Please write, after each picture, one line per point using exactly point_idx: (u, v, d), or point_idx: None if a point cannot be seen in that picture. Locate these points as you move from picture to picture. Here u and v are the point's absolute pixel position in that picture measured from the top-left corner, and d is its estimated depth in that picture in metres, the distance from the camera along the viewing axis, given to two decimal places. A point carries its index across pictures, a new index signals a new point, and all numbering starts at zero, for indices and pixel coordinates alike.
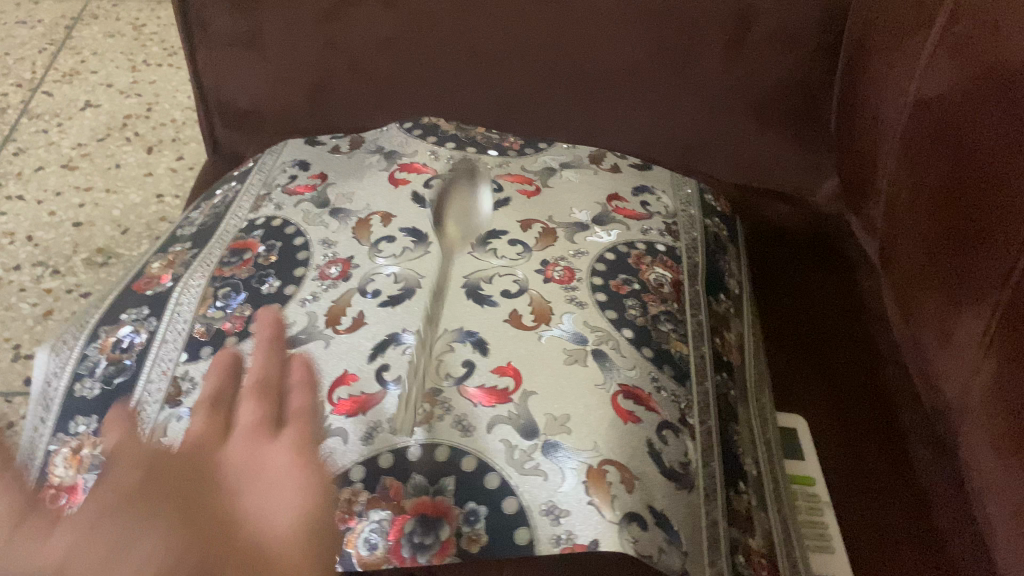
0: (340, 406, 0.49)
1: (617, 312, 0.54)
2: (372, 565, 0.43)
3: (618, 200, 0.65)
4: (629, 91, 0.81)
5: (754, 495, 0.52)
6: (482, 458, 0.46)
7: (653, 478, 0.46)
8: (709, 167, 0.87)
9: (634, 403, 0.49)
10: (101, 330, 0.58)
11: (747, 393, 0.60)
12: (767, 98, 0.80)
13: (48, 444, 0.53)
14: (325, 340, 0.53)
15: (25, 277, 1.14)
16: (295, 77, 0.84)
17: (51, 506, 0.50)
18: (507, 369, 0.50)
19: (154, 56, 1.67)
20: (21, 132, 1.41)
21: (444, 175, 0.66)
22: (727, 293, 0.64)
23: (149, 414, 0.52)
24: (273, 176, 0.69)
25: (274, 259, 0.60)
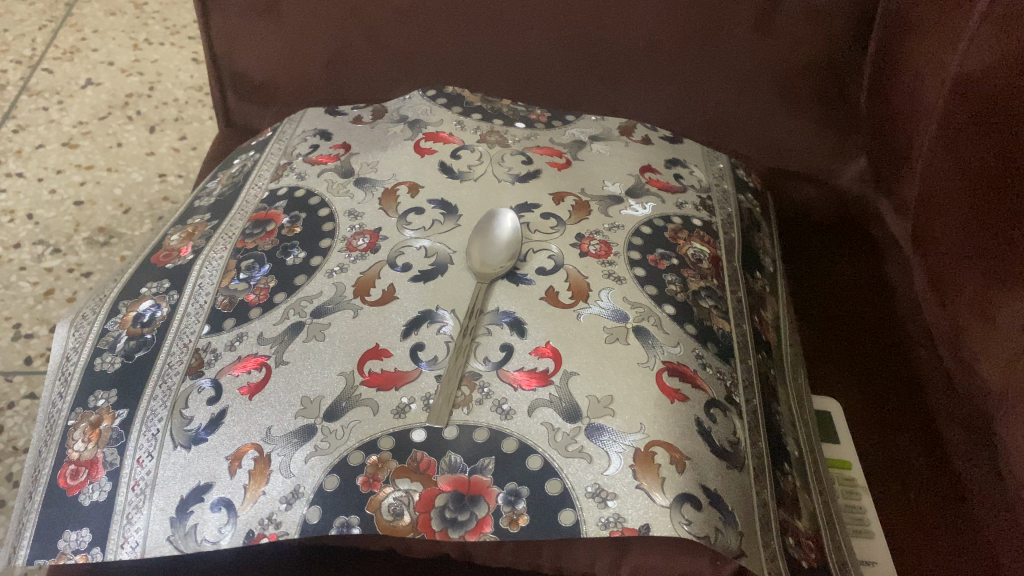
0: (372, 378, 0.48)
1: (657, 287, 0.52)
2: (396, 532, 0.42)
3: (651, 171, 0.63)
4: (652, 65, 0.78)
5: (798, 477, 0.51)
6: (524, 440, 0.44)
7: (704, 457, 0.44)
8: (737, 147, 0.83)
9: (680, 381, 0.47)
10: (121, 304, 0.55)
11: (786, 373, 0.58)
12: (798, 78, 0.76)
13: (66, 419, 0.51)
14: (353, 310, 0.52)
15: (25, 255, 1.11)
16: (311, 48, 0.82)
17: (71, 481, 0.48)
18: (545, 351, 0.48)
19: (156, 35, 1.62)
20: (21, 109, 1.38)
21: (472, 146, 0.64)
22: (762, 271, 0.62)
23: (171, 387, 0.50)
24: (293, 145, 0.67)
25: (298, 230, 0.58)
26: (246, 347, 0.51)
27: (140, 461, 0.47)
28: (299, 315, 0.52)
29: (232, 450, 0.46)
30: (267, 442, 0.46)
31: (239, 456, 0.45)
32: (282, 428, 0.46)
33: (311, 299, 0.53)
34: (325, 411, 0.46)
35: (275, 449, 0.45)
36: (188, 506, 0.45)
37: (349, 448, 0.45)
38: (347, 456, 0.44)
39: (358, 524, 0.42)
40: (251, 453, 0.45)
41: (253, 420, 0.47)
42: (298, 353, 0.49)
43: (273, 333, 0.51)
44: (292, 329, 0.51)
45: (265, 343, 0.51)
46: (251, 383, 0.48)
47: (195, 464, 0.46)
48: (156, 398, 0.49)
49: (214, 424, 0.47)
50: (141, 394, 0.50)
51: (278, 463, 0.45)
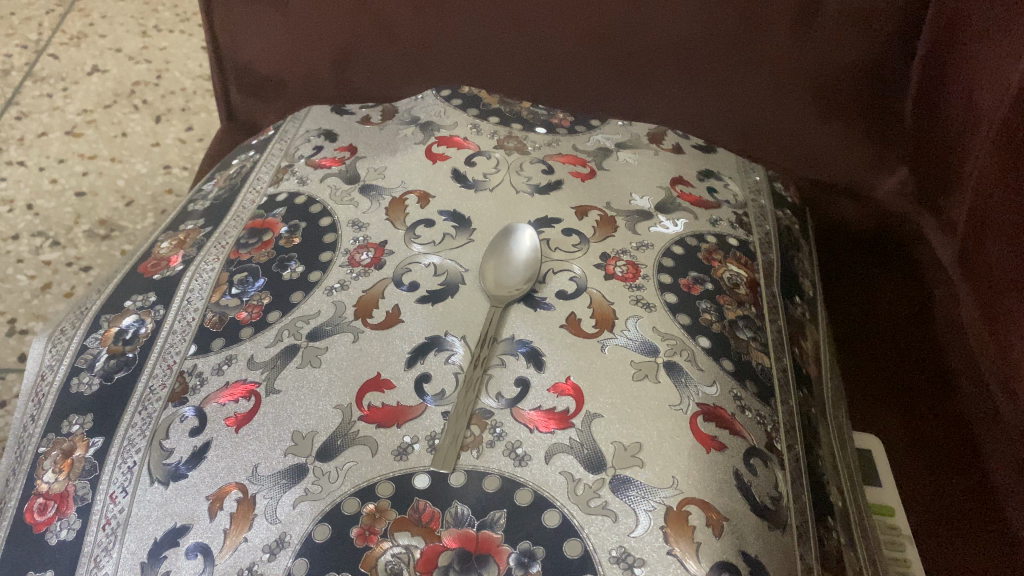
0: (371, 413, 0.43)
1: (690, 316, 0.47)
2: None
3: (682, 183, 0.58)
4: (681, 67, 0.72)
5: (843, 532, 0.46)
6: (540, 492, 0.39)
7: (744, 517, 0.39)
8: (771, 159, 0.77)
9: (717, 427, 0.42)
10: (102, 319, 0.51)
11: (826, 411, 0.53)
12: (836, 84, 0.70)
13: (38, 445, 0.46)
14: (354, 333, 0.47)
15: (23, 248, 1.06)
16: (318, 41, 0.77)
17: (38, 517, 0.43)
18: (565, 388, 0.43)
19: (165, 21, 1.57)
20: (24, 95, 1.33)
21: (488, 152, 0.59)
22: (802, 296, 0.57)
23: (151, 415, 0.45)
24: (295, 146, 0.62)
25: (298, 241, 0.53)
26: (235, 371, 0.46)
27: (113, 497, 0.42)
28: (294, 337, 0.47)
29: (213, 490, 0.41)
30: (253, 482, 0.41)
31: (221, 497, 0.40)
32: (269, 466, 0.41)
33: (307, 319, 0.48)
34: (318, 448, 0.41)
35: (261, 490, 0.40)
36: (161, 551, 0.39)
37: (344, 495, 0.40)
38: (341, 503, 0.39)
39: None
40: (234, 493, 0.40)
41: (238, 456, 0.42)
42: (291, 381, 0.45)
43: (265, 356, 0.46)
44: (286, 353, 0.46)
45: (255, 368, 0.46)
46: (238, 414, 0.44)
47: (172, 504, 0.41)
48: (135, 426, 0.45)
49: (196, 459, 0.42)
50: (118, 422, 0.45)
51: (263, 506, 0.40)
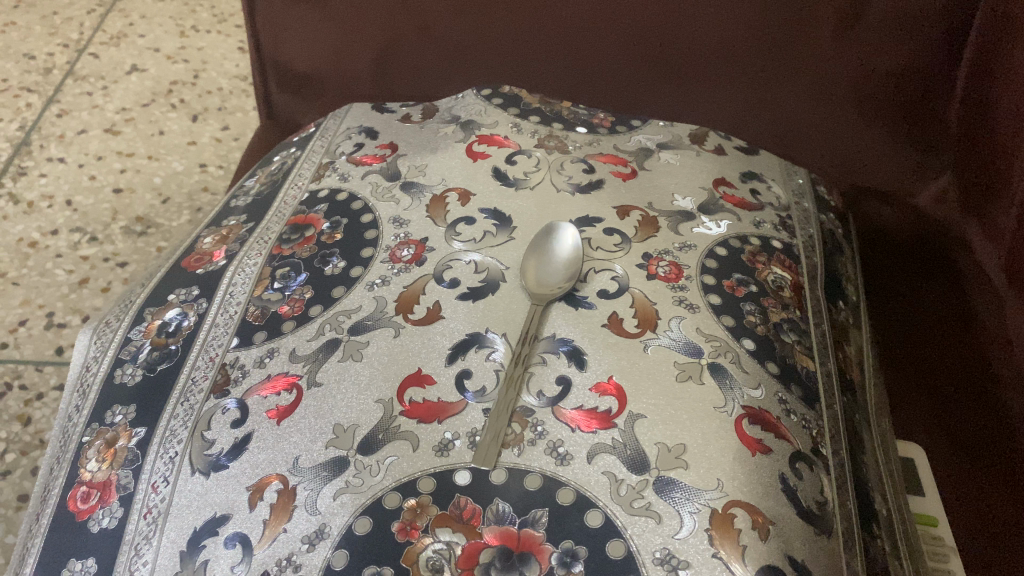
0: (413, 409, 0.43)
1: (734, 318, 0.47)
2: None
3: (725, 185, 0.57)
4: (721, 69, 0.71)
5: (888, 541, 0.45)
6: (582, 491, 0.39)
7: (791, 522, 0.39)
8: (813, 162, 0.75)
9: (762, 430, 0.42)
10: (146, 312, 0.51)
11: (870, 418, 0.52)
12: (878, 86, 0.69)
13: (81, 435, 0.47)
14: (395, 329, 0.47)
15: (62, 243, 1.08)
16: (358, 40, 0.77)
17: (81, 504, 0.44)
18: (607, 387, 0.43)
19: (203, 22, 1.58)
20: (65, 93, 1.35)
21: (529, 151, 0.58)
22: (845, 301, 0.56)
23: (193, 406, 0.45)
24: (336, 143, 0.63)
25: (339, 237, 0.53)
26: (277, 364, 0.46)
27: (155, 486, 0.42)
28: (335, 331, 0.47)
29: (254, 481, 0.41)
30: (293, 474, 0.41)
31: (261, 487, 0.40)
32: (310, 458, 0.41)
33: (349, 314, 0.48)
34: (359, 442, 0.41)
35: (302, 482, 0.40)
36: (201, 540, 0.40)
37: (385, 489, 0.40)
38: (382, 497, 0.39)
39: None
40: (274, 484, 0.40)
41: (279, 448, 0.42)
42: (332, 375, 0.45)
43: (307, 350, 0.46)
44: (327, 346, 0.46)
45: (297, 361, 0.46)
46: (280, 406, 0.44)
47: (213, 494, 0.41)
48: (176, 417, 0.45)
49: (237, 450, 0.42)
50: (160, 412, 0.45)
51: (303, 498, 0.40)
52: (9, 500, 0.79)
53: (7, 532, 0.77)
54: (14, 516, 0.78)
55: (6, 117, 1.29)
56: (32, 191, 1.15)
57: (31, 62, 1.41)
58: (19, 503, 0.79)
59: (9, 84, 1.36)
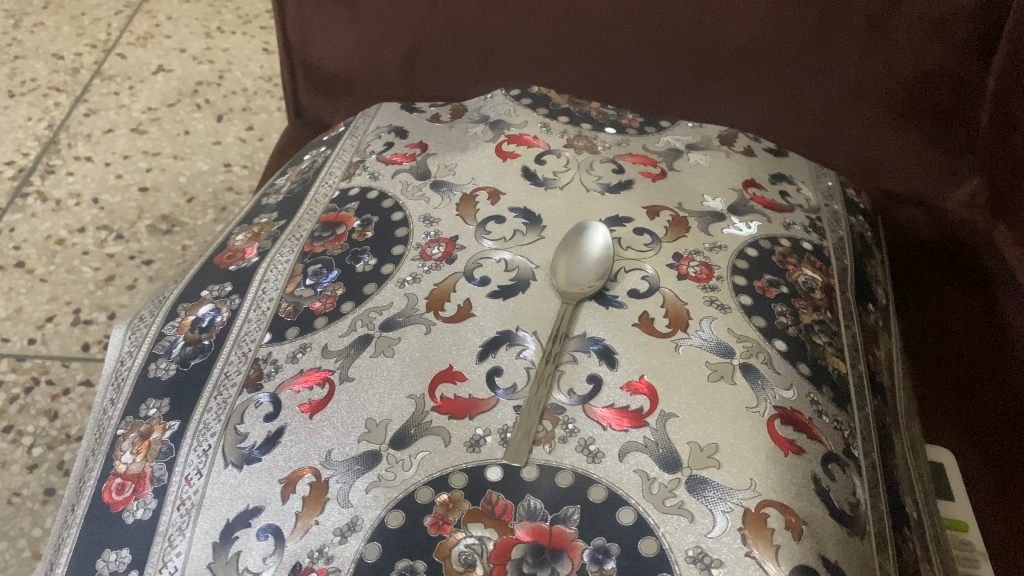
0: (444, 405, 0.43)
1: (765, 319, 0.47)
2: None
3: (755, 186, 0.57)
4: (748, 69, 0.70)
5: (919, 543, 0.45)
6: (615, 489, 0.39)
7: (824, 522, 0.39)
8: (838, 164, 0.75)
9: (795, 431, 0.42)
10: (180, 308, 0.52)
11: (900, 421, 0.51)
12: (907, 89, 0.68)
13: (116, 427, 0.47)
14: (426, 325, 0.47)
15: (88, 241, 1.09)
16: (387, 41, 0.78)
17: (116, 496, 0.44)
18: (639, 386, 0.43)
19: (228, 23, 1.59)
20: (92, 93, 1.37)
21: (558, 151, 0.59)
22: (875, 304, 0.56)
23: (227, 400, 0.45)
24: (366, 142, 0.63)
25: (370, 235, 0.54)
26: (309, 360, 0.46)
27: (188, 478, 0.43)
28: (367, 328, 0.47)
29: (286, 473, 0.41)
30: (326, 467, 0.41)
31: (294, 480, 0.41)
32: (342, 452, 0.41)
33: (380, 310, 0.48)
34: (391, 436, 0.42)
35: (334, 475, 0.41)
36: (233, 531, 0.40)
37: (417, 484, 0.40)
38: (414, 492, 0.40)
39: (424, 571, 0.37)
40: (307, 478, 0.41)
41: (312, 442, 0.42)
42: (364, 370, 0.45)
43: (338, 346, 0.47)
44: (359, 342, 0.47)
45: (330, 357, 0.46)
46: (312, 401, 0.44)
47: (245, 486, 0.41)
48: (210, 410, 0.45)
49: (270, 444, 0.43)
50: (194, 406, 0.46)
51: (335, 490, 0.40)
52: (36, 493, 0.80)
53: (33, 525, 0.78)
54: (41, 510, 0.79)
55: (35, 116, 1.30)
56: (60, 189, 1.16)
57: (59, 62, 1.43)
58: (46, 497, 0.80)
59: (38, 83, 1.37)
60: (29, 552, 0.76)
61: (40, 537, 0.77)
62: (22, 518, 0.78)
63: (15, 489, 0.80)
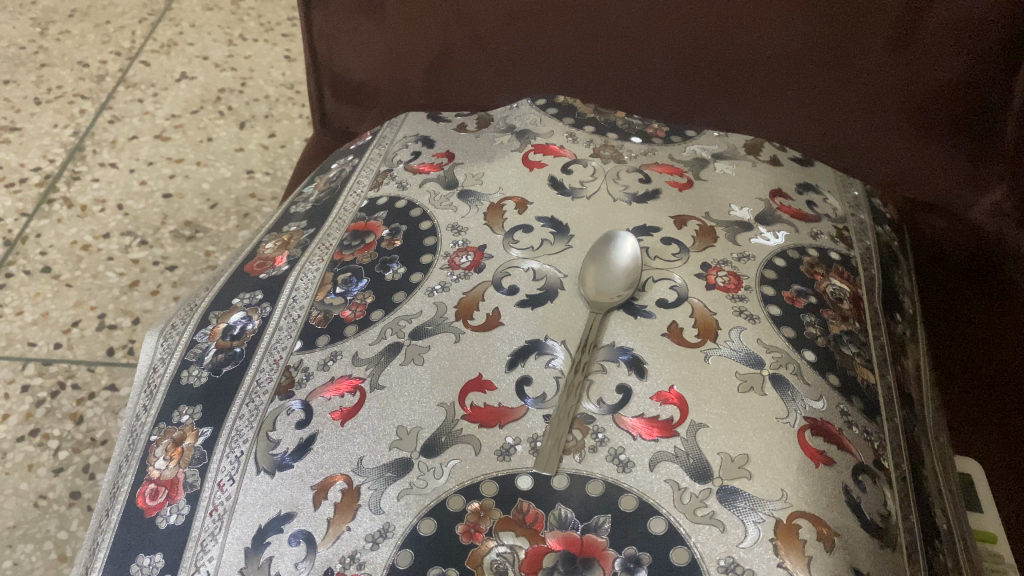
0: (474, 413, 0.43)
1: (795, 329, 0.47)
2: None
3: (782, 196, 0.57)
4: (773, 77, 0.70)
5: (950, 555, 0.45)
6: (645, 498, 0.39)
7: (855, 534, 0.39)
8: (863, 174, 0.75)
9: (825, 442, 0.42)
10: (212, 315, 0.52)
11: (929, 432, 0.51)
12: (933, 99, 0.67)
13: (149, 434, 0.48)
14: (455, 334, 0.47)
15: (114, 246, 1.10)
16: (412, 51, 0.78)
17: (150, 501, 0.45)
18: (669, 397, 0.43)
19: (250, 31, 1.61)
20: (117, 100, 1.38)
21: (585, 161, 0.59)
22: (902, 314, 0.56)
23: (259, 407, 0.46)
24: (394, 151, 0.64)
25: (399, 244, 0.54)
26: (340, 367, 0.47)
27: (220, 484, 0.43)
28: (397, 336, 0.48)
29: (318, 480, 0.42)
30: (357, 474, 0.41)
31: (325, 487, 0.41)
32: (373, 459, 0.42)
33: (409, 319, 0.49)
34: (423, 444, 0.42)
35: (366, 481, 0.41)
36: (266, 536, 0.40)
37: (448, 492, 0.40)
38: (445, 500, 0.40)
39: None
40: (338, 484, 0.41)
41: (343, 449, 0.42)
42: (394, 378, 0.45)
43: (369, 354, 0.47)
44: (389, 350, 0.47)
45: (360, 364, 0.47)
46: (344, 408, 0.44)
47: (277, 492, 0.42)
48: (242, 417, 0.46)
49: (302, 450, 0.43)
50: (226, 413, 0.46)
51: (367, 497, 0.40)
52: (61, 496, 0.81)
53: (60, 528, 0.79)
54: (67, 513, 0.80)
55: (61, 123, 1.32)
56: (85, 195, 1.18)
57: (84, 69, 1.45)
58: (72, 500, 0.81)
59: (64, 91, 1.39)
60: (55, 555, 0.77)
61: (66, 540, 0.78)
62: (48, 520, 0.79)
63: (42, 491, 0.81)
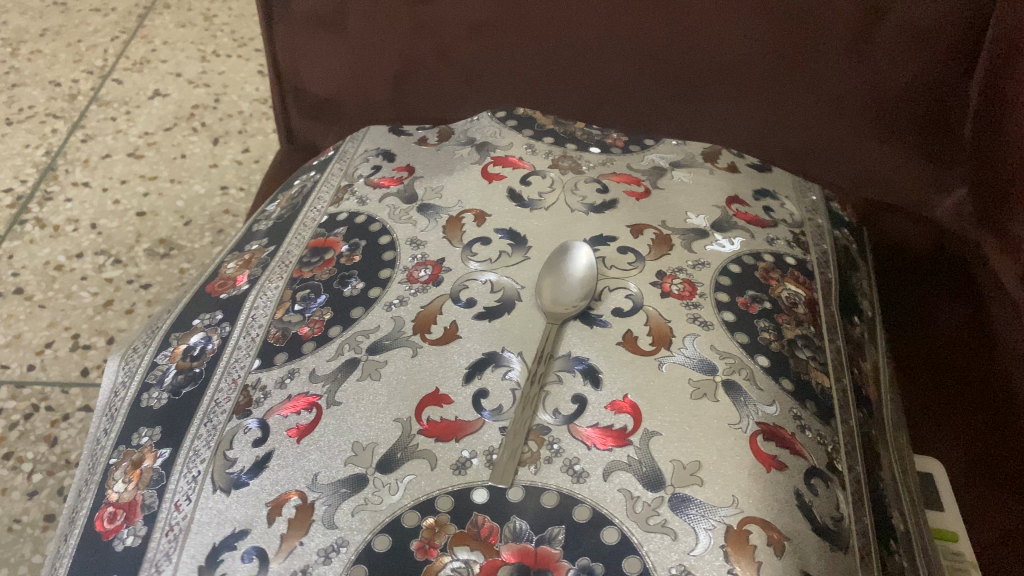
0: (430, 427, 0.43)
1: (748, 335, 0.47)
2: None
3: (739, 203, 0.58)
4: (732, 84, 0.70)
5: (905, 556, 0.45)
6: (598, 508, 0.39)
7: (807, 539, 0.39)
8: (825, 178, 0.75)
9: (777, 446, 0.42)
10: (172, 337, 0.52)
11: (887, 434, 0.52)
12: (891, 102, 0.68)
13: (109, 456, 0.48)
14: (413, 348, 0.48)
15: (87, 266, 1.10)
16: (376, 65, 0.79)
17: (108, 524, 0.44)
18: (623, 406, 0.43)
19: (224, 47, 1.60)
20: (90, 119, 1.38)
21: (543, 172, 0.59)
22: (860, 316, 0.56)
23: (216, 426, 0.46)
24: (355, 166, 0.64)
25: (358, 259, 0.54)
26: (297, 384, 0.47)
27: (178, 505, 0.43)
28: (354, 351, 0.48)
29: (274, 497, 0.41)
30: (312, 489, 0.41)
31: (280, 503, 0.41)
32: (328, 475, 0.42)
33: (367, 333, 0.49)
34: (379, 460, 0.42)
35: (320, 497, 0.41)
36: (219, 555, 0.40)
37: (403, 508, 0.40)
38: (401, 516, 0.40)
39: None
40: (293, 500, 0.41)
41: (299, 465, 0.42)
42: (351, 394, 0.45)
43: (327, 369, 0.47)
44: (346, 366, 0.47)
45: (317, 381, 0.47)
46: (300, 425, 0.44)
47: (232, 511, 0.42)
48: (200, 437, 0.46)
49: (258, 468, 0.43)
50: (184, 433, 0.46)
51: (321, 513, 0.40)
52: (36, 520, 0.80)
53: (34, 552, 0.78)
54: (41, 536, 0.79)
55: (33, 143, 1.31)
56: (58, 215, 1.17)
57: (56, 88, 1.44)
58: (46, 523, 0.80)
59: (36, 110, 1.38)
60: None
61: (41, 563, 0.77)
62: (22, 544, 0.79)
63: (15, 515, 0.81)
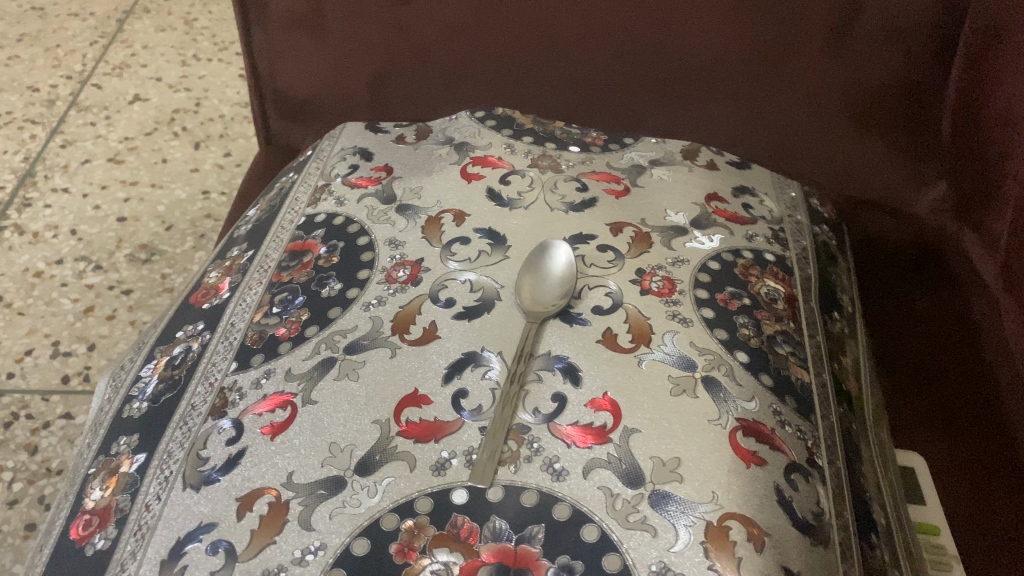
0: (409, 428, 0.43)
1: (727, 331, 0.47)
2: None
3: (718, 200, 0.58)
4: (712, 82, 0.71)
5: (886, 549, 0.45)
6: (578, 507, 0.39)
7: (787, 534, 0.39)
8: (806, 176, 0.75)
9: (757, 442, 0.42)
10: (156, 352, 0.52)
11: (868, 429, 0.52)
12: (870, 99, 0.68)
13: (89, 466, 0.47)
14: (391, 349, 0.47)
15: (67, 272, 1.08)
16: (355, 66, 0.78)
17: (82, 531, 0.44)
18: (603, 403, 0.43)
19: (205, 51, 1.59)
20: (69, 124, 1.37)
21: (522, 171, 0.59)
22: (840, 312, 0.56)
23: (192, 428, 0.45)
24: (332, 165, 0.63)
25: (336, 260, 0.54)
26: (273, 384, 0.46)
27: (148, 504, 0.42)
28: (330, 350, 0.48)
29: (244, 492, 0.41)
30: (287, 488, 0.41)
31: (251, 499, 0.41)
32: (304, 475, 0.41)
33: (345, 333, 0.49)
34: (357, 462, 0.42)
35: (296, 496, 0.41)
36: (182, 547, 0.40)
37: (382, 510, 0.40)
38: (379, 518, 0.39)
39: None
40: (266, 497, 0.41)
41: (273, 463, 0.42)
42: (328, 394, 0.45)
43: (302, 368, 0.47)
44: (323, 365, 0.47)
45: (293, 380, 0.46)
46: (274, 423, 0.44)
47: (200, 505, 0.41)
48: (175, 440, 0.45)
49: (229, 465, 0.43)
50: (160, 438, 0.46)
51: (296, 512, 0.40)
52: (16, 529, 0.79)
53: (15, 562, 0.77)
54: (22, 546, 0.78)
55: (11, 149, 1.30)
56: (37, 221, 1.16)
57: (34, 94, 1.43)
58: (27, 532, 0.79)
59: (14, 116, 1.37)
60: None
61: None
62: (2, 554, 0.77)
63: None
